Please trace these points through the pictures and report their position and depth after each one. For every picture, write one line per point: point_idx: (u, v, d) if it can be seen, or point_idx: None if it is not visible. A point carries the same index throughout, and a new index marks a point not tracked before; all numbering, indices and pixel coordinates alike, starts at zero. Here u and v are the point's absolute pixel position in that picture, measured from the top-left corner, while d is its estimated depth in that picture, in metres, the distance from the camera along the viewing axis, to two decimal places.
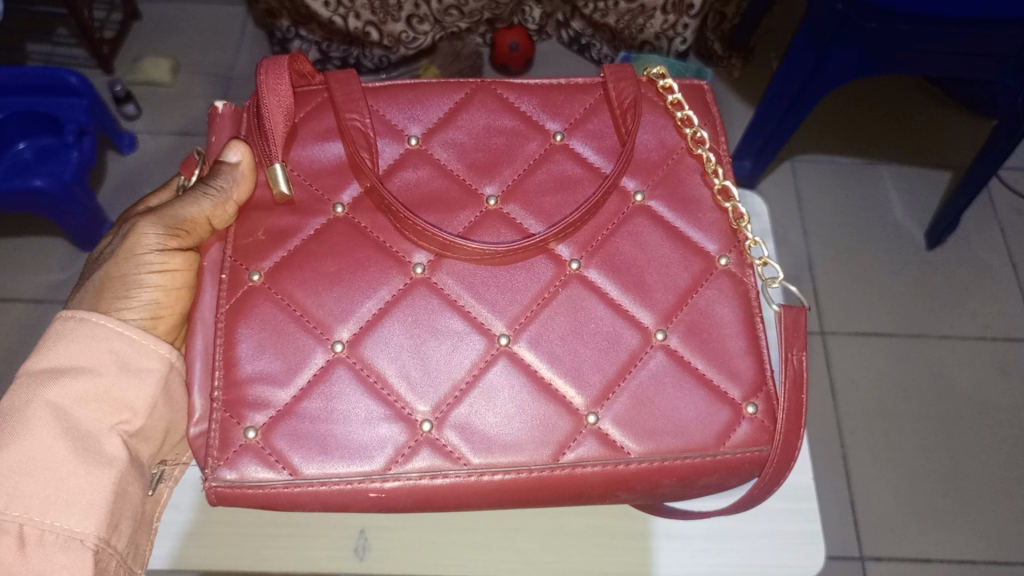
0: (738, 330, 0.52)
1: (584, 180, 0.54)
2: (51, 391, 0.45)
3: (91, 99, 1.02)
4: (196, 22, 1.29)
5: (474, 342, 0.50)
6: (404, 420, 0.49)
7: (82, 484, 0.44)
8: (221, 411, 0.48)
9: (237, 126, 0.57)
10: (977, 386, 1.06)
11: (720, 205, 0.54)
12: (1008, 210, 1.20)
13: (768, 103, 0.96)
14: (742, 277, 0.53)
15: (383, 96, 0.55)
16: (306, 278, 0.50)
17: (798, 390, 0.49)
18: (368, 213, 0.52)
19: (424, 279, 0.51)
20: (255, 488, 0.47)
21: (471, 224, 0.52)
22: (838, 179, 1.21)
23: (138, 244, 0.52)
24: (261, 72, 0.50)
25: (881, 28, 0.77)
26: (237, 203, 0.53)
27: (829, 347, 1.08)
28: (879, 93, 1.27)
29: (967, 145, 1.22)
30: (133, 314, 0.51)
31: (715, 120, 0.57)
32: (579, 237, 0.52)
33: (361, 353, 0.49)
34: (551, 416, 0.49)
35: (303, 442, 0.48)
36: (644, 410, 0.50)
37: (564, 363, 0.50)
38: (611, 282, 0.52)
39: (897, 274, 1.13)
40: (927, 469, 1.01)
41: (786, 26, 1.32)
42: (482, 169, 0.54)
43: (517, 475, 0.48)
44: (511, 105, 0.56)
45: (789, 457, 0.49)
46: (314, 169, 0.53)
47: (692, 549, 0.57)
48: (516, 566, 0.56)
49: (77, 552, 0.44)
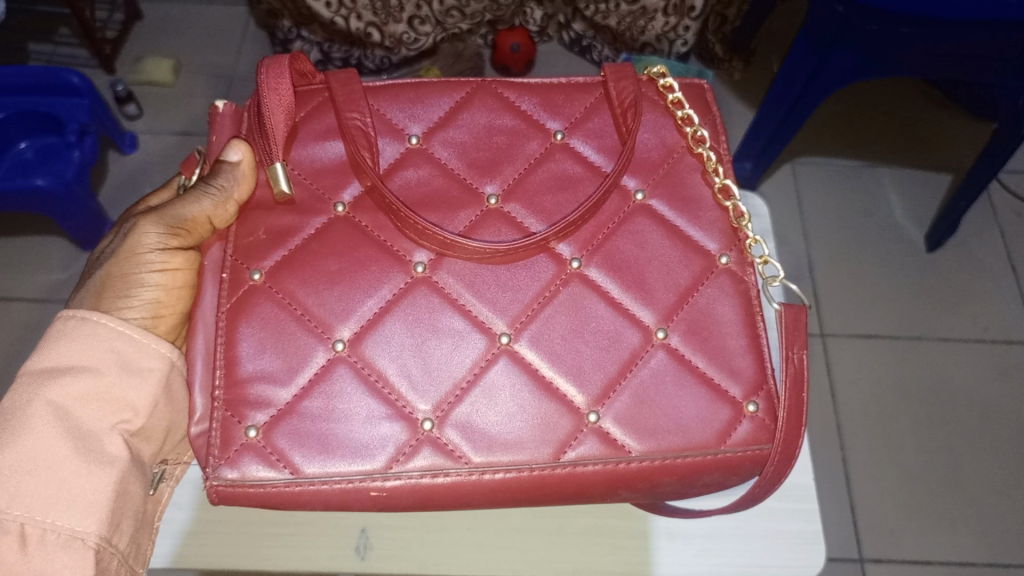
0: (738, 329, 0.52)
1: (584, 179, 0.54)
2: (52, 391, 0.45)
3: (92, 99, 1.02)
4: (197, 23, 1.29)
5: (475, 341, 0.50)
6: (404, 420, 0.49)
7: (83, 484, 0.44)
8: (222, 410, 0.48)
9: (237, 126, 0.57)
10: (976, 388, 1.06)
11: (720, 204, 0.54)
12: (1008, 213, 1.20)
13: (768, 106, 0.96)
14: (742, 276, 0.53)
15: (383, 95, 0.56)
16: (307, 277, 0.50)
17: (798, 388, 0.49)
18: (369, 212, 0.52)
19: (425, 278, 0.51)
20: (256, 488, 0.47)
21: (472, 223, 0.52)
22: (838, 181, 1.21)
23: (139, 244, 0.52)
24: (261, 72, 0.50)
25: (882, 31, 0.77)
26: (237, 203, 0.53)
27: (829, 349, 1.08)
28: (879, 95, 1.27)
29: (968, 148, 1.22)
30: (134, 313, 0.51)
31: (714, 119, 0.57)
32: (579, 236, 0.53)
33: (361, 352, 0.49)
34: (551, 415, 0.49)
35: (304, 441, 0.48)
36: (645, 409, 0.50)
37: (564, 363, 0.50)
38: (611, 282, 0.52)
39: (898, 276, 1.13)
40: (927, 471, 1.01)
41: (786, 29, 1.32)
42: (482, 168, 0.54)
43: (518, 474, 0.48)
44: (512, 105, 0.56)
45: (789, 455, 0.49)
46: (314, 168, 0.53)
47: (693, 549, 0.57)
48: (517, 565, 0.56)
49: (79, 551, 0.44)
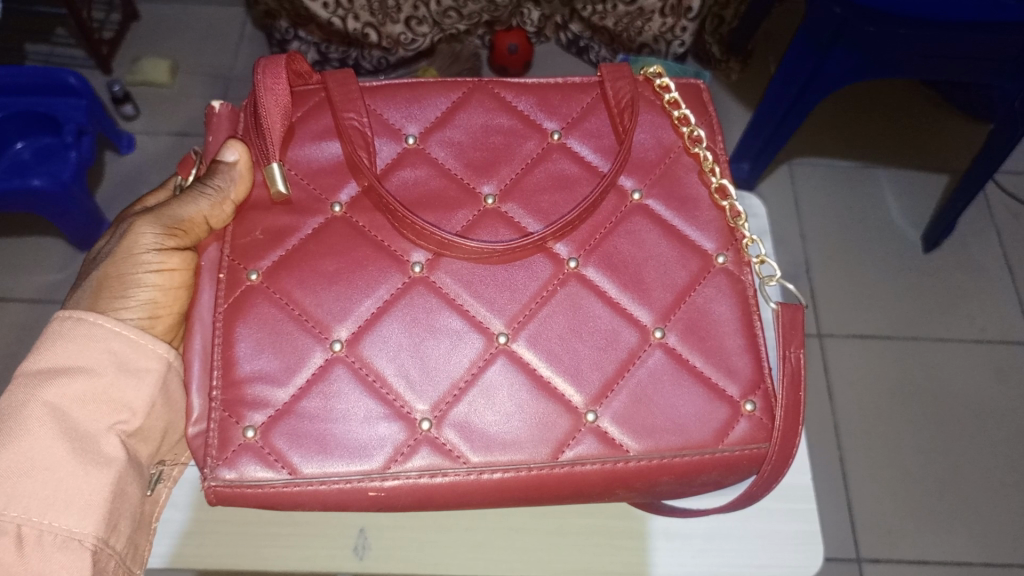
0: (735, 328, 0.52)
1: (582, 179, 0.54)
2: (49, 391, 0.45)
3: (90, 100, 1.02)
4: (194, 23, 1.29)
5: (473, 341, 0.50)
6: (403, 419, 0.49)
7: (81, 485, 0.44)
8: (220, 410, 0.48)
9: (234, 126, 0.57)
10: (973, 389, 1.06)
11: (717, 203, 0.54)
12: (1005, 213, 1.20)
13: (766, 106, 0.97)
14: (739, 275, 0.53)
15: (380, 95, 0.56)
16: (304, 277, 0.50)
17: (795, 387, 0.49)
18: (366, 213, 0.52)
19: (423, 278, 0.51)
20: (255, 488, 0.47)
21: (469, 223, 0.53)
22: (835, 181, 1.21)
23: (135, 244, 0.52)
24: (258, 72, 0.50)
25: (879, 32, 0.77)
26: (234, 203, 0.53)
27: (827, 349, 1.08)
28: (876, 96, 1.28)
29: (965, 148, 1.23)
30: (131, 313, 0.51)
31: (711, 119, 0.57)
32: (577, 236, 0.53)
33: (359, 352, 0.49)
34: (550, 414, 0.49)
35: (303, 441, 0.48)
36: (643, 408, 0.50)
37: (562, 362, 0.50)
38: (609, 281, 0.52)
39: (895, 277, 1.14)
40: (924, 471, 1.01)
41: (783, 30, 1.33)
42: (480, 168, 0.54)
43: (516, 474, 0.48)
44: (508, 105, 0.56)
45: (787, 454, 0.49)
46: (311, 168, 0.53)
47: (691, 549, 0.57)
48: (516, 565, 0.56)
49: (76, 552, 0.44)
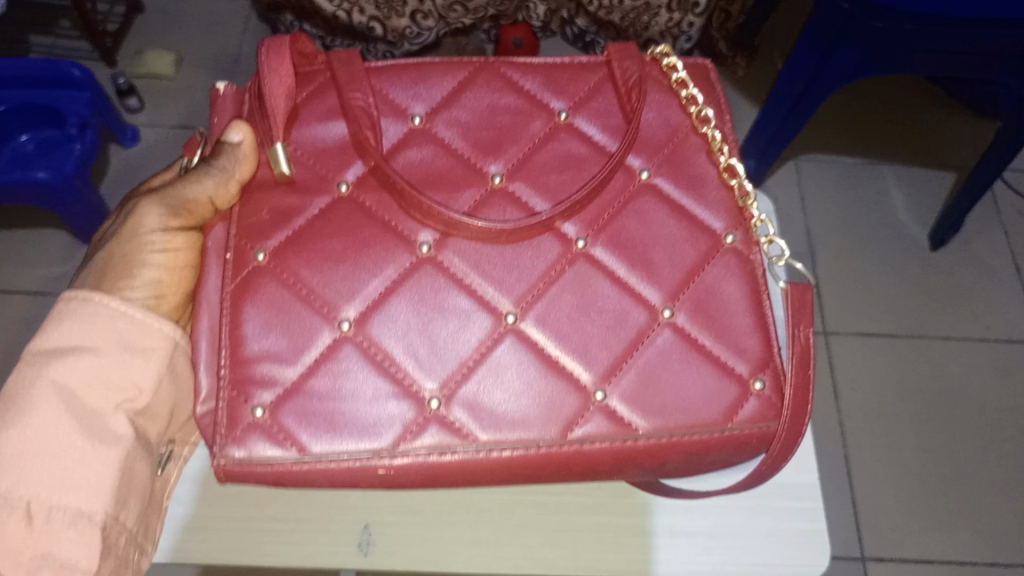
0: (744, 306, 0.52)
1: (589, 159, 0.54)
2: (56, 370, 0.45)
3: (93, 93, 1.01)
4: (198, 15, 1.29)
5: (481, 320, 0.50)
6: (412, 398, 0.48)
7: (89, 462, 0.44)
8: (228, 389, 0.48)
9: (239, 107, 0.56)
10: (978, 387, 1.06)
11: (726, 182, 0.54)
12: (1011, 212, 1.19)
13: (771, 101, 0.96)
14: (748, 255, 0.53)
15: (386, 76, 0.55)
16: (311, 257, 0.50)
17: (805, 367, 0.49)
18: (373, 192, 0.52)
19: (430, 258, 0.51)
20: (264, 466, 0.47)
21: (477, 202, 0.52)
22: (839, 176, 1.21)
23: (140, 225, 0.51)
24: (263, 53, 0.51)
25: (886, 28, 0.77)
26: (240, 182, 0.52)
27: (832, 346, 1.07)
28: (882, 92, 1.27)
29: (970, 145, 1.22)
30: (136, 293, 0.51)
31: (720, 97, 0.57)
32: (585, 214, 0.52)
33: (367, 331, 0.49)
34: (559, 394, 0.49)
35: (312, 420, 0.48)
36: (651, 387, 0.50)
37: (570, 340, 0.50)
38: (616, 259, 0.52)
39: (900, 274, 1.13)
40: (928, 469, 1.01)
41: (790, 25, 1.32)
42: (487, 147, 0.54)
43: (526, 451, 0.48)
44: (515, 84, 0.56)
45: (796, 431, 0.49)
46: (317, 149, 0.53)
47: (696, 547, 0.57)
48: (519, 562, 0.56)
49: (87, 528, 0.43)
